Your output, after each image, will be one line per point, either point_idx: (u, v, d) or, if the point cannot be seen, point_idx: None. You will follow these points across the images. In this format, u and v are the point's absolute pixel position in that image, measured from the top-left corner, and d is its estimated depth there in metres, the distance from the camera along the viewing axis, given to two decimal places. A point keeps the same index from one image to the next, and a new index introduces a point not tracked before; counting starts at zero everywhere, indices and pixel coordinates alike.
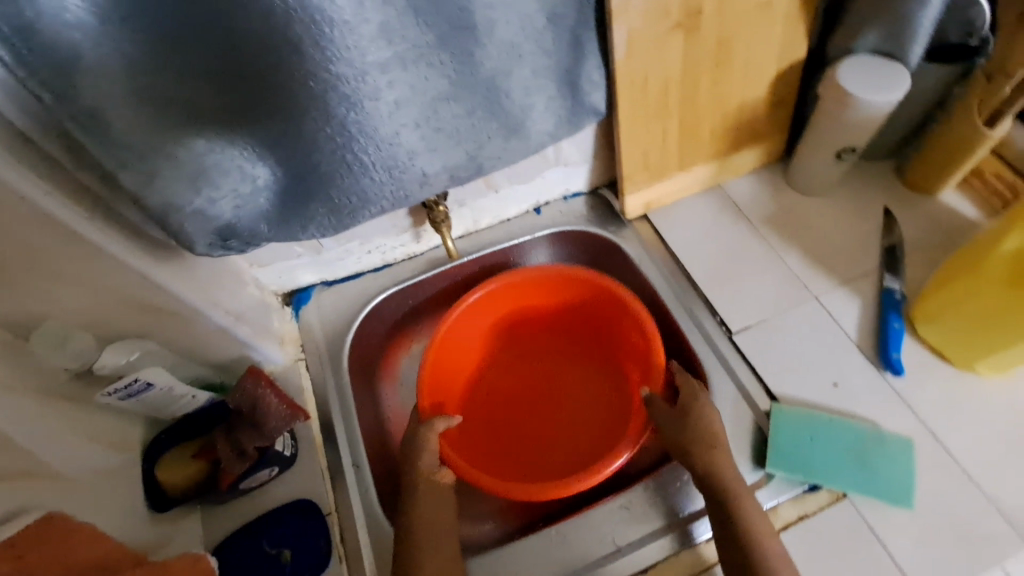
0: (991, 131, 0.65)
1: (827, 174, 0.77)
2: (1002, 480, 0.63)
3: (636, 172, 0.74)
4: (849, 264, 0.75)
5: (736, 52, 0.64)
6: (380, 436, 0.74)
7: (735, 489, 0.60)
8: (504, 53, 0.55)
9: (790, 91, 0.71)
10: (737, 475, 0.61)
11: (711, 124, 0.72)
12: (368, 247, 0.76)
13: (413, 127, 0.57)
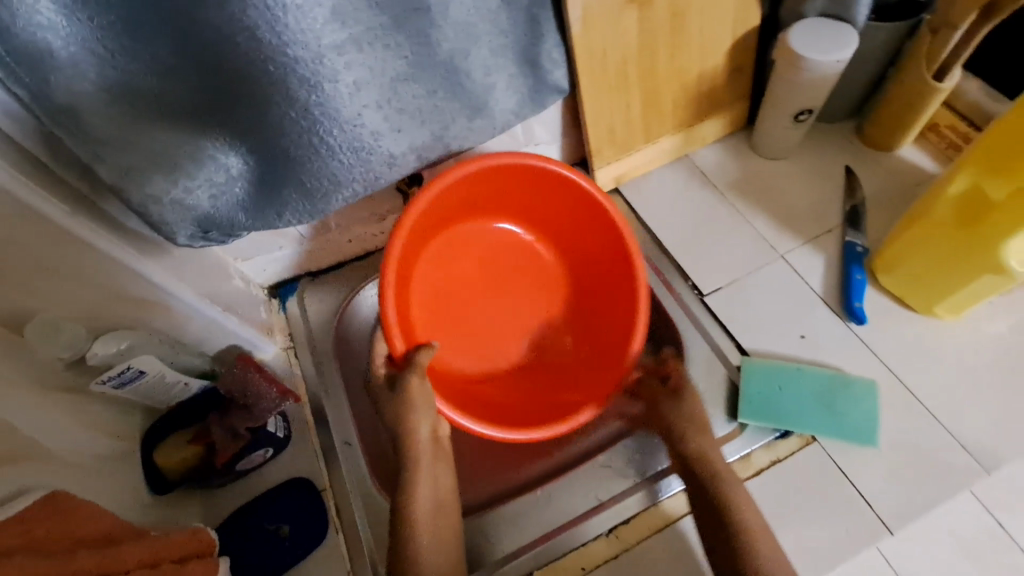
0: (940, 84, 0.73)
1: (786, 138, 0.84)
2: (963, 416, 0.66)
3: (604, 145, 0.82)
4: (812, 224, 0.81)
5: (691, 28, 0.73)
6: None
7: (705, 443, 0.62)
8: (460, 34, 0.56)
9: (745, 58, 0.80)
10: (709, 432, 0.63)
11: (672, 96, 0.81)
12: (349, 236, 0.83)
13: (375, 108, 0.56)
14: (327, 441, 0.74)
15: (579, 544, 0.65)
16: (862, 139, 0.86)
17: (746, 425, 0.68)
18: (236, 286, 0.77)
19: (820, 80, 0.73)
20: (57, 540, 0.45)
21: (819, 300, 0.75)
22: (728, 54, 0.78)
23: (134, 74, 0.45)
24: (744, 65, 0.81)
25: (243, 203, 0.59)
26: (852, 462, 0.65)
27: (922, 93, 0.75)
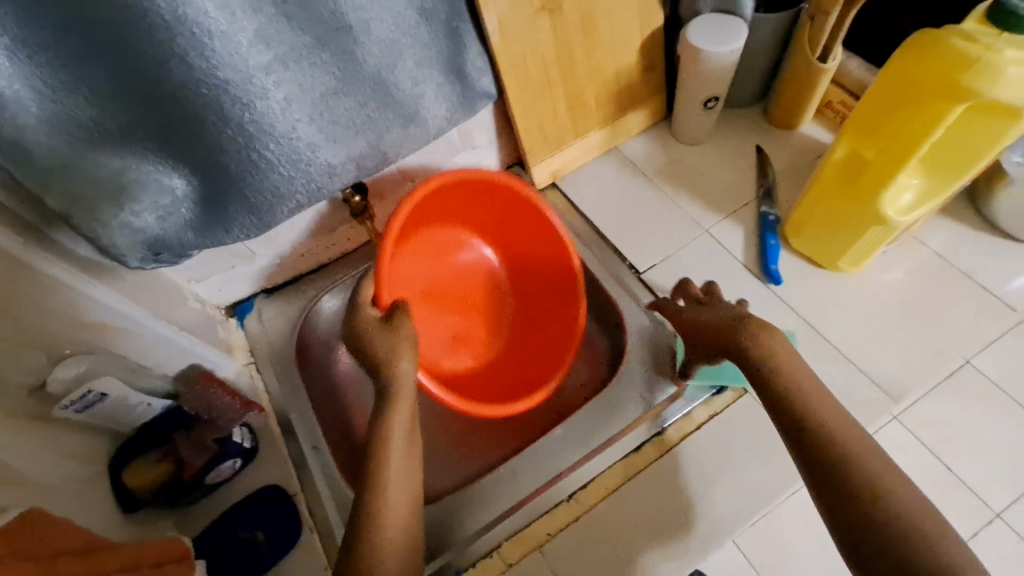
0: (825, 64, 0.81)
1: (702, 123, 0.91)
2: (870, 355, 0.74)
3: (536, 144, 0.89)
4: (732, 200, 0.89)
5: (600, 28, 0.81)
6: (338, 418, 0.84)
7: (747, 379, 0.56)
8: (384, 49, 0.61)
9: (654, 55, 0.88)
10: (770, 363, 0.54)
11: (593, 93, 0.88)
12: (302, 249, 0.86)
13: (309, 122, 0.60)
14: (296, 449, 0.76)
15: (543, 511, 0.70)
16: (769, 121, 0.95)
17: (686, 385, 0.74)
18: (191, 307, 0.79)
19: (720, 69, 0.81)
20: (41, 548, 0.47)
21: (742, 267, 0.83)
22: (638, 52, 0.87)
23: (73, 106, 0.48)
24: (654, 61, 0.89)
25: (190, 223, 0.62)
26: None
27: (811, 75, 0.83)
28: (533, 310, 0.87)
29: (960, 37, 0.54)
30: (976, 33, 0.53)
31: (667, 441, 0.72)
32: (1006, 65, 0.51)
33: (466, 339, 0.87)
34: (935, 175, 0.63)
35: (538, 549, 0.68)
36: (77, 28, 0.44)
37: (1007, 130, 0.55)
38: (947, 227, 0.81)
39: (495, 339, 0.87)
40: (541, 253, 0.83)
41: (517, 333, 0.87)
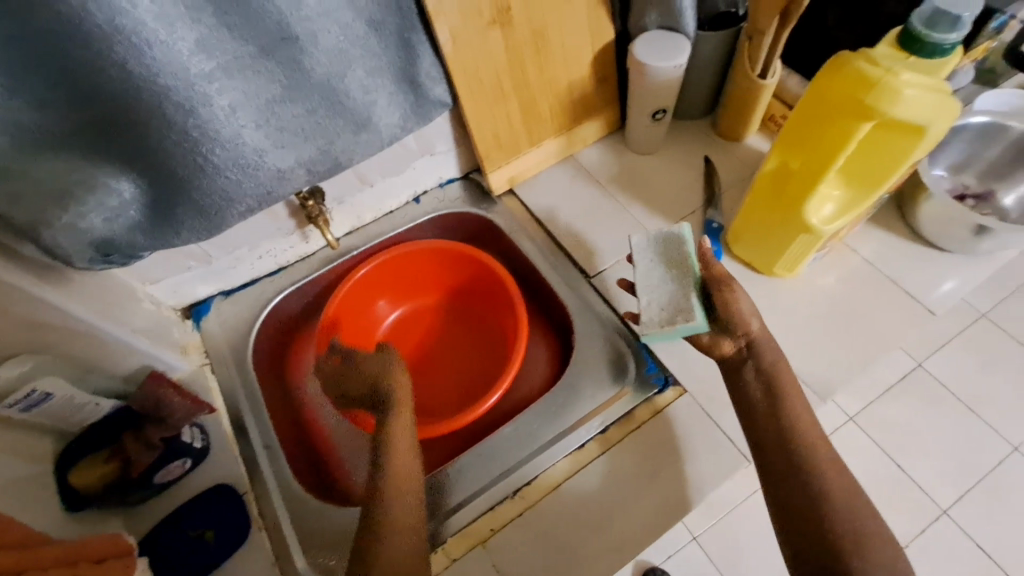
0: (764, 80, 0.86)
1: (651, 134, 0.95)
2: (800, 354, 0.78)
3: (493, 151, 0.92)
4: (680, 207, 0.93)
5: (553, 42, 0.84)
6: (291, 417, 0.86)
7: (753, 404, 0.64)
8: (333, 58, 0.63)
9: (606, 68, 0.92)
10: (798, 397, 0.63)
11: (547, 103, 0.91)
12: (260, 252, 0.87)
13: (255, 127, 0.61)
14: (247, 448, 0.77)
15: (488, 507, 0.72)
16: (716, 132, 0.99)
17: (629, 385, 0.78)
18: (146, 308, 0.80)
19: (665, 83, 0.85)
20: None
21: None
22: (591, 65, 0.90)
23: (14, 110, 0.49)
24: (607, 73, 0.93)
25: (139, 225, 0.64)
26: (719, 409, 0.74)
27: (751, 89, 0.88)
28: (474, 323, 0.97)
29: (869, 60, 0.58)
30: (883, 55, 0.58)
31: (609, 440, 0.75)
32: (903, 86, 0.56)
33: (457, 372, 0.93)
34: (852, 186, 0.68)
35: (482, 543, 0.70)
36: (16, 35, 0.45)
37: (911, 143, 0.60)
38: (876, 236, 0.86)
39: (476, 357, 0.94)
40: (460, 273, 0.96)
41: (472, 357, 0.94)
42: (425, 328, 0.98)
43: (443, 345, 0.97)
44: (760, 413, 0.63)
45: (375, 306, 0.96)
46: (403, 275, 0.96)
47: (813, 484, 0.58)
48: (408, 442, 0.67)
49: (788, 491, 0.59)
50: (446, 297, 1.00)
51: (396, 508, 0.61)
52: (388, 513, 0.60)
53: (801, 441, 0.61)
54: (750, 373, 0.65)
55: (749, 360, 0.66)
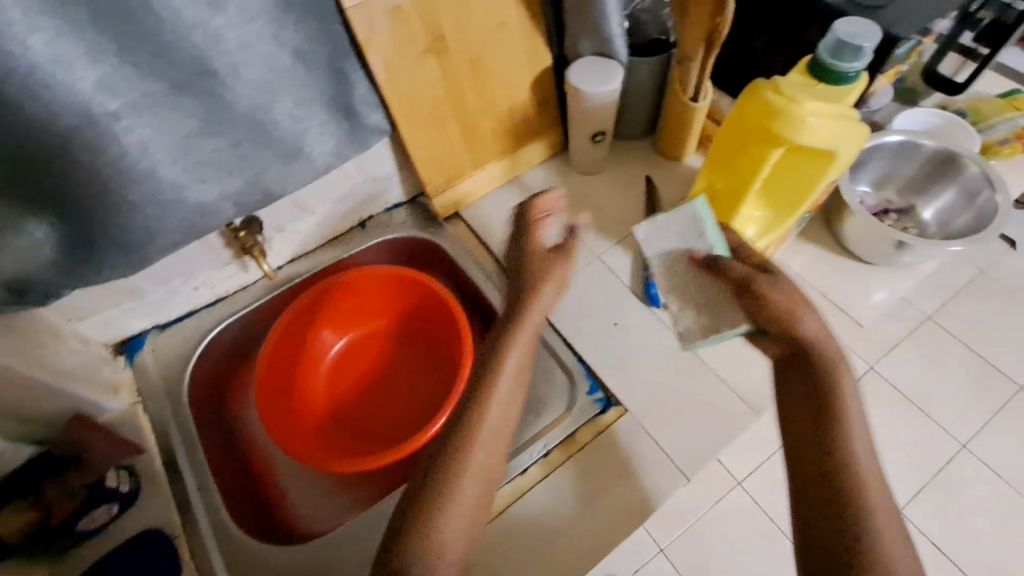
0: (697, 103, 0.88)
1: (592, 155, 0.97)
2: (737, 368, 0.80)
3: (435, 175, 0.92)
4: (622, 226, 0.94)
5: (491, 68, 0.85)
6: (230, 452, 0.85)
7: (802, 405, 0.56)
8: (258, 90, 0.63)
9: (546, 92, 0.93)
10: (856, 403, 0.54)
11: (489, 127, 0.92)
12: (195, 283, 0.85)
13: (171, 162, 0.61)
14: (180, 490, 0.75)
15: None
16: (658, 151, 1.01)
17: (572, 407, 0.79)
18: (75, 346, 0.77)
19: (601, 107, 0.87)
20: None
21: (628, 290, 0.87)
22: (531, 90, 0.92)
23: None
24: (547, 97, 0.95)
25: (53, 265, 0.60)
26: (660, 427, 0.75)
27: (686, 112, 0.90)
28: (422, 347, 0.95)
29: (778, 91, 0.60)
30: (789, 84, 0.60)
31: (552, 462, 0.75)
32: (807, 116, 0.58)
33: (406, 398, 0.92)
34: (774, 207, 0.72)
35: None
36: None
37: (825, 160, 0.63)
38: (808, 251, 0.89)
39: (425, 380, 0.92)
40: (405, 295, 0.94)
41: (419, 381, 0.93)
42: (373, 353, 0.96)
43: (392, 370, 0.95)
44: (802, 439, 0.54)
45: (319, 334, 0.94)
46: (348, 302, 0.93)
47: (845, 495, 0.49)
48: (509, 388, 0.58)
49: (819, 495, 0.50)
50: (395, 320, 0.97)
51: (464, 477, 0.53)
52: (466, 464, 0.53)
53: (843, 455, 0.51)
54: (799, 388, 0.58)
55: (804, 368, 0.58)
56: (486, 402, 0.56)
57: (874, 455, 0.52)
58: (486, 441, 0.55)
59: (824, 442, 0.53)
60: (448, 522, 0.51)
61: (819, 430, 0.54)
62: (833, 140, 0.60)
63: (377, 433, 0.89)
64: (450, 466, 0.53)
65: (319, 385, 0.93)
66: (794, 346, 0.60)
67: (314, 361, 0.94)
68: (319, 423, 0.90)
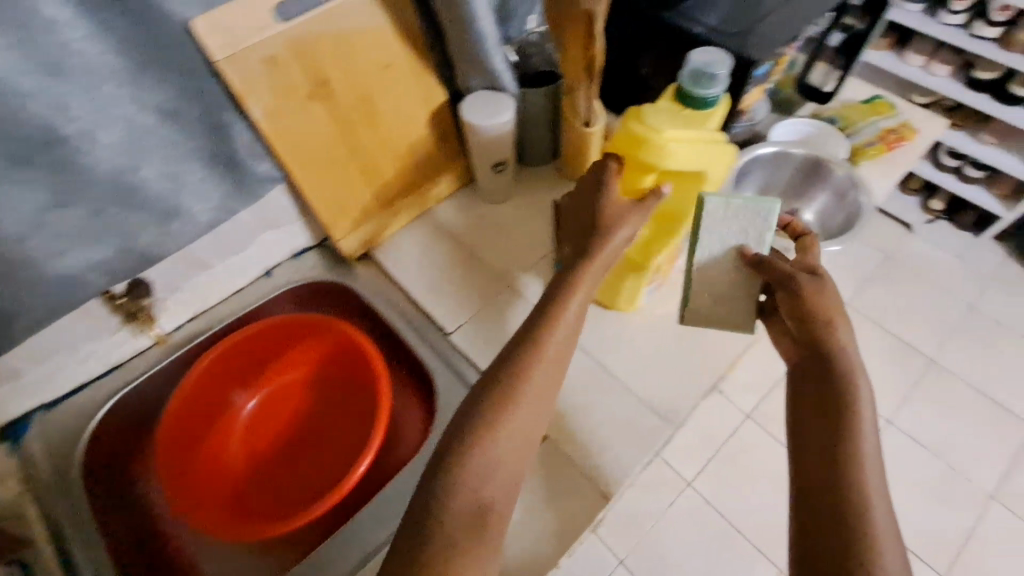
0: (591, 128, 0.90)
1: (498, 184, 0.97)
2: (648, 381, 0.82)
3: (338, 219, 0.88)
4: (532, 252, 0.94)
5: (383, 106, 0.84)
6: (138, 530, 0.81)
7: (841, 404, 0.63)
8: (119, 154, 0.64)
9: (445, 126, 0.93)
10: (871, 419, 0.62)
11: (389, 165, 0.90)
12: (82, 355, 0.79)
13: (31, 236, 0.62)
14: None
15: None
16: (563, 175, 1.02)
17: None
18: None
19: (496, 138, 0.88)
20: None
21: None
22: (429, 124, 0.91)
23: None
24: (448, 130, 0.94)
25: None
26: (577, 450, 0.77)
27: (582, 137, 0.91)
28: (342, 391, 0.92)
29: (643, 121, 0.65)
30: (656, 111, 0.65)
31: None
32: (666, 142, 0.63)
33: (326, 447, 0.88)
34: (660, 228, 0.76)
35: None
36: None
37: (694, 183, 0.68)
38: None
39: (346, 426, 0.89)
40: (320, 339, 0.90)
41: (341, 427, 0.89)
42: (290, 402, 0.93)
43: (311, 418, 0.91)
44: (815, 420, 0.64)
45: (229, 391, 0.89)
46: (258, 353, 0.89)
47: (852, 499, 0.57)
48: (562, 337, 0.65)
49: (821, 481, 0.59)
50: (311, 365, 0.93)
51: (502, 440, 0.60)
52: (511, 418, 0.61)
53: (848, 460, 0.60)
54: (809, 388, 0.66)
55: (822, 372, 0.66)
56: (528, 359, 0.63)
57: (876, 446, 0.61)
58: (527, 401, 0.62)
59: (839, 445, 0.61)
60: (497, 457, 0.59)
61: (839, 431, 0.62)
62: (696, 162, 0.65)
63: (298, 488, 0.85)
64: (495, 414, 0.61)
65: (232, 445, 0.89)
66: (814, 344, 0.68)
67: (225, 419, 0.89)
68: (235, 486, 0.86)
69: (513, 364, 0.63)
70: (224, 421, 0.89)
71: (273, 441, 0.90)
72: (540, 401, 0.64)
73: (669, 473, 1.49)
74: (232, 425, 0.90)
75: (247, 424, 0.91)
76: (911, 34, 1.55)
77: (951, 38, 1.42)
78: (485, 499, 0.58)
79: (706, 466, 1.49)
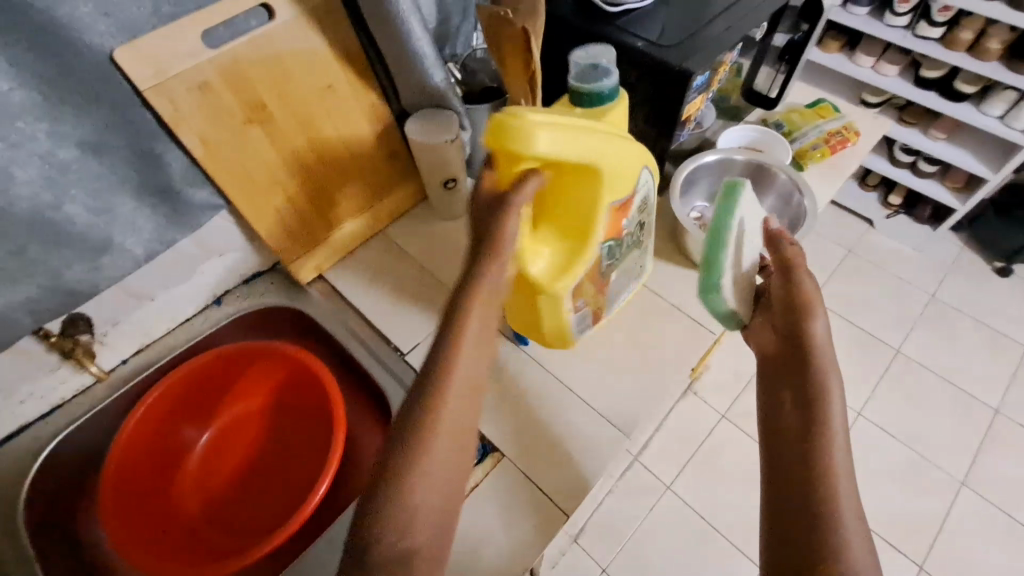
0: None
1: (451, 201, 0.96)
2: (606, 393, 0.81)
3: (286, 242, 0.87)
4: None
5: (326, 128, 0.83)
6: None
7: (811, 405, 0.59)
8: (41, 188, 0.62)
9: (393, 145, 0.93)
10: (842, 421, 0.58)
11: (337, 186, 0.89)
12: (19, 396, 0.76)
13: None
14: None
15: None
16: None
17: None
18: None
19: (444, 156, 0.88)
20: None
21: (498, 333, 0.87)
22: (376, 143, 0.90)
23: None
24: (396, 148, 0.94)
25: None
26: (535, 468, 0.75)
27: None
28: (297, 418, 0.90)
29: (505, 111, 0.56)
30: (523, 102, 0.58)
31: None
32: (535, 129, 0.55)
33: (284, 477, 0.86)
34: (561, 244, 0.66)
35: None
36: None
37: (588, 180, 0.62)
38: (661, 268, 0.94)
39: (304, 453, 0.87)
40: (273, 368, 0.88)
41: (298, 456, 0.88)
42: (245, 434, 0.90)
43: (267, 449, 0.89)
44: (792, 430, 0.59)
45: (179, 426, 0.87)
46: (208, 386, 0.87)
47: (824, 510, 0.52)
48: (476, 333, 0.55)
49: (794, 489, 0.54)
50: (266, 394, 0.92)
51: (431, 451, 0.50)
52: (433, 431, 0.51)
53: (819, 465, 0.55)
54: (788, 394, 0.62)
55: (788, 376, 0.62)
56: (456, 347, 0.54)
57: (847, 447, 0.57)
58: (455, 408, 0.52)
59: (808, 449, 0.56)
60: (422, 493, 0.49)
61: (808, 432, 0.58)
62: (577, 147, 0.58)
63: (255, 523, 0.83)
64: (419, 432, 0.51)
65: (184, 483, 0.86)
66: (797, 342, 0.64)
67: (177, 457, 0.87)
68: (188, 525, 0.83)
69: (444, 362, 0.53)
70: (175, 459, 0.87)
71: (229, 474, 0.87)
72: (472, 404, 0.54)
73: (647, 477, 1.49)
74: (184, 463, 0.87)
75: (200, 461, 0.88)
76: (861, 34, 1.60)
77: (895, 39, 1.47)
78: (412, 546, 0.47)
79: (683, 469, 1.50)
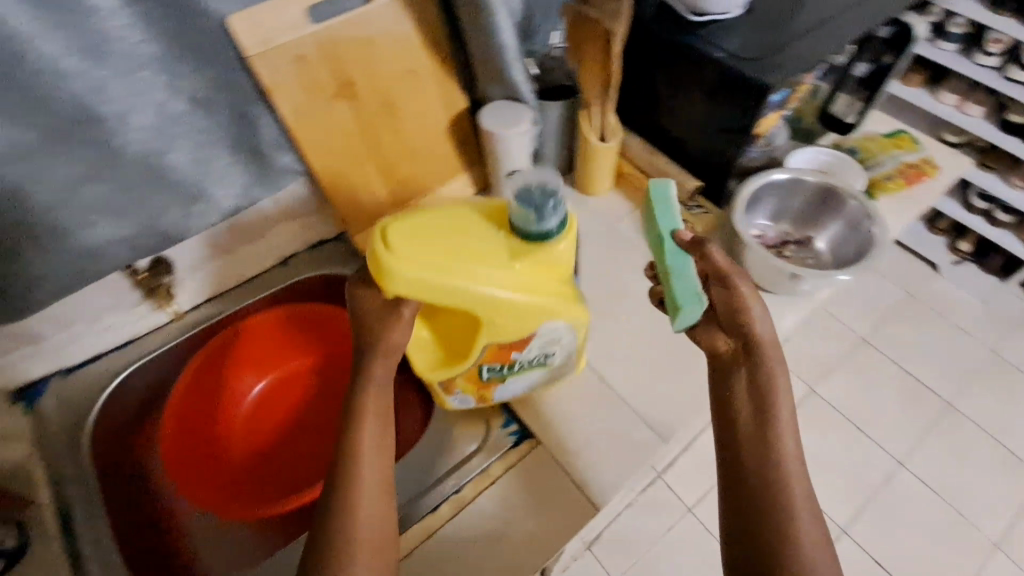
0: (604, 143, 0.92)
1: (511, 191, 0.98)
2: (646, 396, 0.82)
3: (353, 214, 0.90)
4: None
5: (404, 108, 0.87)
6: (136, 499, 0.83)
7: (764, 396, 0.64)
8: (151, 136, 0.68)
9: (464, 132, 0.96)
10: (790, 416, 0.64)
11: (407, 165, 0.92)
12: (101, 325, 0.83)
13: (62, 206, 0.67)
14: (71, 544, 0.73)
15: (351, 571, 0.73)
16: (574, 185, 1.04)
17: (486, 443, 0.80)
18: None
19: (513, 147, 0.90)
20: None
21: None
22: (449, 128, 0.93)
23: None
24: (467, 135, 0.96)
25: None
26: (569, 458, 0.77)
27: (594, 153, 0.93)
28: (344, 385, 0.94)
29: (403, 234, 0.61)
30: (400, 232, 0.61)
31: (463, 498, 0.76)
32: (392, 268, 0.60)
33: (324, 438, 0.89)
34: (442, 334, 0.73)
35: None
36: None
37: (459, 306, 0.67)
38: None
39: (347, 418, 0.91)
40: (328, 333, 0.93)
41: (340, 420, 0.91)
42: (293, 394, 0.95)
43: (312, 410, 0.93)
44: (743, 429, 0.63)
45: (237, 376, 0.92)
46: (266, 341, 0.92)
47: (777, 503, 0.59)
48: (378, 407, 0.63)
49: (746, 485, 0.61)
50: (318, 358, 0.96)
51: (362, 499, 0.57)
52: (355, 493, 0.58)
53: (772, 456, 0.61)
54: (741, 390, 0.66)
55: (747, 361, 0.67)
56: (362, 423, 0.62)
57: (795, 434, 0.63)
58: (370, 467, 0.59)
59: (757, 440, 0.62)
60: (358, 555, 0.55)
61: (756, 427, 0.63)
62: (421, 288, 0.61)
63: (291, 477, 0.86)
64: (343, 497, 0.57)
65: (232, 431, 0.91)
66: (743, 342, 0.67)
67: (230, 405, 0.91)
68: (230, 470, 0.87)
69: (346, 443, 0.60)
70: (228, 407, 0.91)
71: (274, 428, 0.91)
72: (381, 460, 0.61)
73: (669, 496, 1.47)
74: (235, 412, 0.92)
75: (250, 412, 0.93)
76: (945, 70, 1.54)
77: (981, 79, 1.41)
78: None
79: (708, 493, 1.46)
